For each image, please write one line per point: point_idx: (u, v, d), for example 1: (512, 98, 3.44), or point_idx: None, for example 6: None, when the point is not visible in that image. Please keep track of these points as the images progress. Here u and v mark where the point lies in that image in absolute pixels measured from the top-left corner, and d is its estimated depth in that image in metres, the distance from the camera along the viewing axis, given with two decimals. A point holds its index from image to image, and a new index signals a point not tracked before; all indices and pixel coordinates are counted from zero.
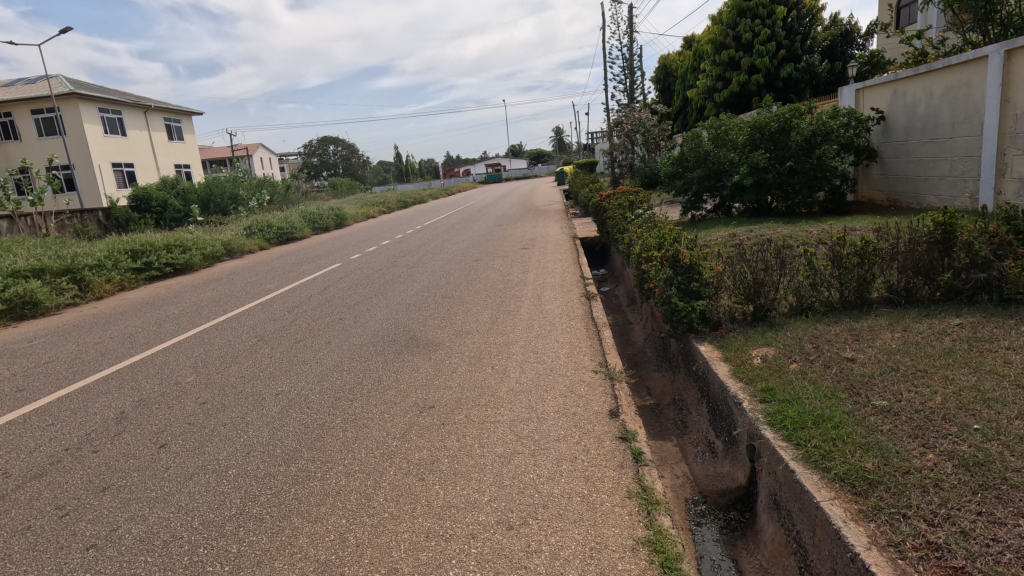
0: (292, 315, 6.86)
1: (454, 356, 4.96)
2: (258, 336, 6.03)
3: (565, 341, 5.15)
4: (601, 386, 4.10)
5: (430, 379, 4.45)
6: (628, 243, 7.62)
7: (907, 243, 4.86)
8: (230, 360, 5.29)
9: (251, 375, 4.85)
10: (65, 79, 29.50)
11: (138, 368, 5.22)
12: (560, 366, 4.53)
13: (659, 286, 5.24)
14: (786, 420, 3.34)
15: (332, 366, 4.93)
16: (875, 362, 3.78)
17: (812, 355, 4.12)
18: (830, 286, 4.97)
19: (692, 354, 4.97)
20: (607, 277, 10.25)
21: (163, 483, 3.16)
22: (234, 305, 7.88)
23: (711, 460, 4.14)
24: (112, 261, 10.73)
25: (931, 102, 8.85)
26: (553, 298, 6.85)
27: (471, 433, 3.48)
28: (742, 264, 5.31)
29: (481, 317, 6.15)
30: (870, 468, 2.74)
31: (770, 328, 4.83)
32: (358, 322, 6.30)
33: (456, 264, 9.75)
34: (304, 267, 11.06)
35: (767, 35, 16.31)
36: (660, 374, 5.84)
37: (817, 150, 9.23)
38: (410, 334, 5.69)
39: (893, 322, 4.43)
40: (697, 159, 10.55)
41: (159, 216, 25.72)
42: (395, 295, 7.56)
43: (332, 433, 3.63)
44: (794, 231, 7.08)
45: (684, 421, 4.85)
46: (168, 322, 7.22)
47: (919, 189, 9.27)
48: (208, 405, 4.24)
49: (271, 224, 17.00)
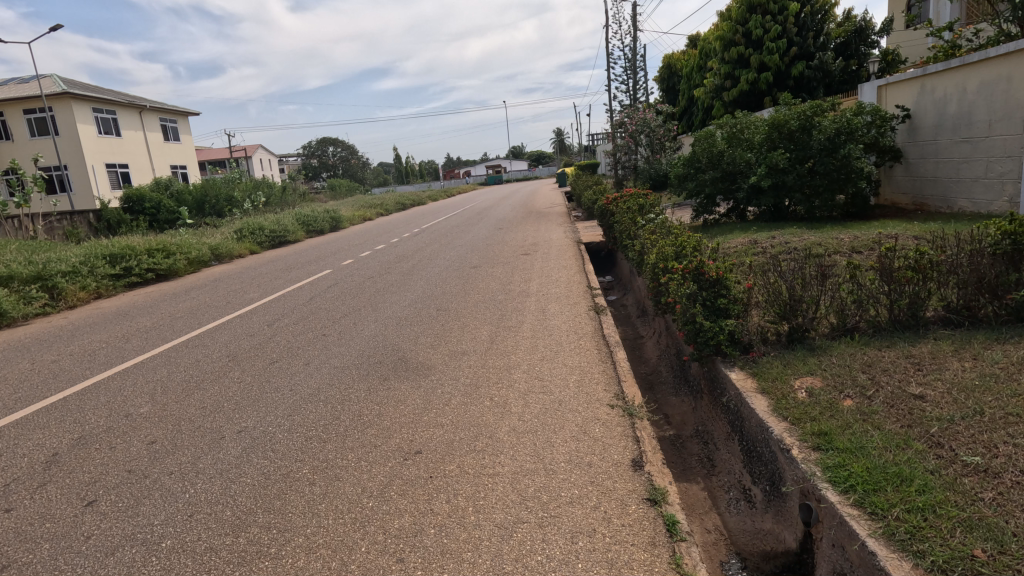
0: (271, 330, 6.22)
1: (447, 383, 4.33)
2: (230, 356, 5.39)
3: (574, 366, 4.52)
4: (620, 426, 3.47)
5: (418, 414, 3.82)
6: (639, 250, 7.00)
7: (969, 254, 4.23)
8: (194, 386, 4.65)
9: (213, 406, 4.21)
10: (58, 79, 28.91)
11: (89, 395, 4.59)
12: (569, 398, 3.90)
13: (681, 303, 4.61)
14: (853, 477, 2.71)
15: (307, 396, 4.30)
16: (951, 402, 3.14)
17: (869, 389, 3.48)
18: (878, 304, 4.36)
19: (720, 381, 4.33)
20: (614, 285, 9.65)
21: (77, 562, 2.51)
22: (210, 317, 7.24)
23: (749, 512, 3.51)
24: (88, 268, 10.12)
25: (963, 99, 8.24)
26: (558, 312, 6.22)
27: (464, 491, 2.86)
28: (774, 278, 4.70)
29: (478, 335, 5.52)
30: (982, 559, 2.12)
31: (812, 352, 4.19)
32: (343, 340, 5.67)
33: (455, 272, 9.13)
34: (292, 274, 10.42)
35: (778, 31, 15.71)
36: (679, 399, 5.21)
37: (842, 150, 8.59)
38: (400, 355, 5.07)
39: (959, 349, 3.80)
40: (711, 160, 9.98)
41: (152, 219, 25.09)
42: (387, 307, 6.94)
43: (295, 489, 2.99)
44: (824, 239, 6.47)
45: (710, 459, 4.24)
46: (137, 337, 6.59)
47: (949, 191, 8.65)
48: (156, 447, 3.59)
49: (264, 227, 16.41)
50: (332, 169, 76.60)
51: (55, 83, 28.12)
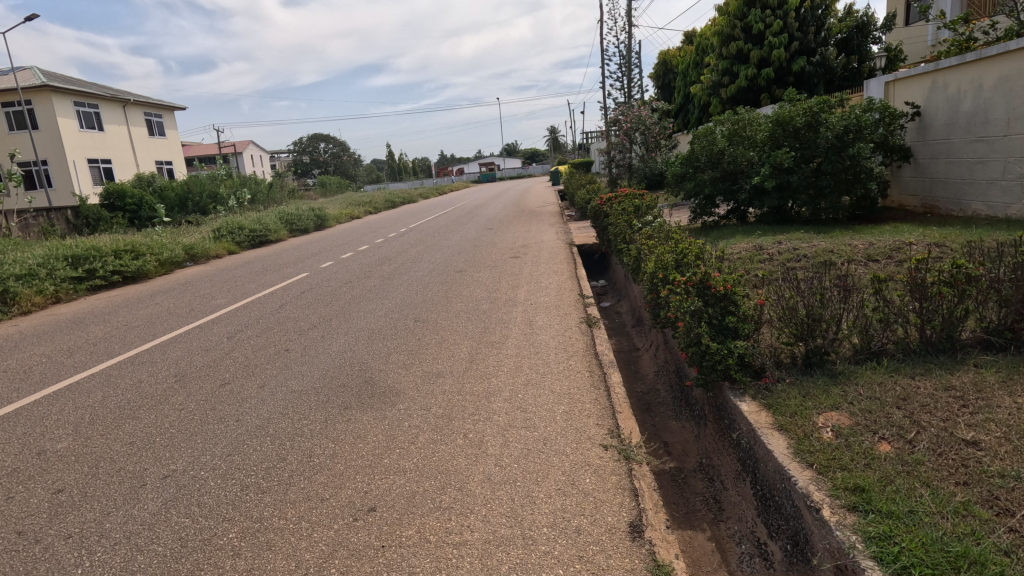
0: (230, 345, 5.63)
1: (416, 414, 3.76)
2: (177, 377, 4.80)
3: (562, 393, 3.96)
4: (615, 475, 2.93)
5: (379, 455, 3.26)
6: (636, 257, 6.45)
7: (1013, 269, 3.71)
8: (126, 415, 4.05)
9: (143, 441, 3.63)
10: (37, 70, 27.89)
11: (5, 425, 3.99)
12: (555, 435, 3.35)
13: (685, 322, 4.06)
14: (905, 555, 2.18)
15: (254, 429, 3.72)
16: (1012, 453, 2.63)
17: (909, 431, 2.94)
18: (907, 323, 3.84)
19: (729, 411, 3.80)
20: (607, 291, 9.15)
21: None
22: (167, 328, 6.61)
23: (765, 573, 2.98)
24: (46, 270, 9.45)
25: (979, 95, 7.75)
26: (546, 325, 5.68)
27: (422, 568, 2.31)
28: (789, 292, 4.17)
29: (457, 353, 4.95)
30: None
31: (834, 379, 3.66)
32: (306, 357, 5.09)
33: (438, 277, 8.55)
34: (267, 277, 9.81)
35: (780, 25, 15.21)
36: (680, 425, 4.68)
37: (851, 148, 8.07)
38: (366, 377, 4.49)
39: (1007, 380, 3.29)
40: (710, 159, 9.42)
41: (134, 216, 24.22)
42: (360, 318, 6.35)
43: (214, 563, 2.42)
44: (836, 245, 5.97)
45: (717, 500, 3.71)
46: (82, 350, 5.96)
47: (962, 193, 8.17)
48: (61, 499, 3.01)
49: (244, 226, 15.75)
50: (324, 166, 75.64)
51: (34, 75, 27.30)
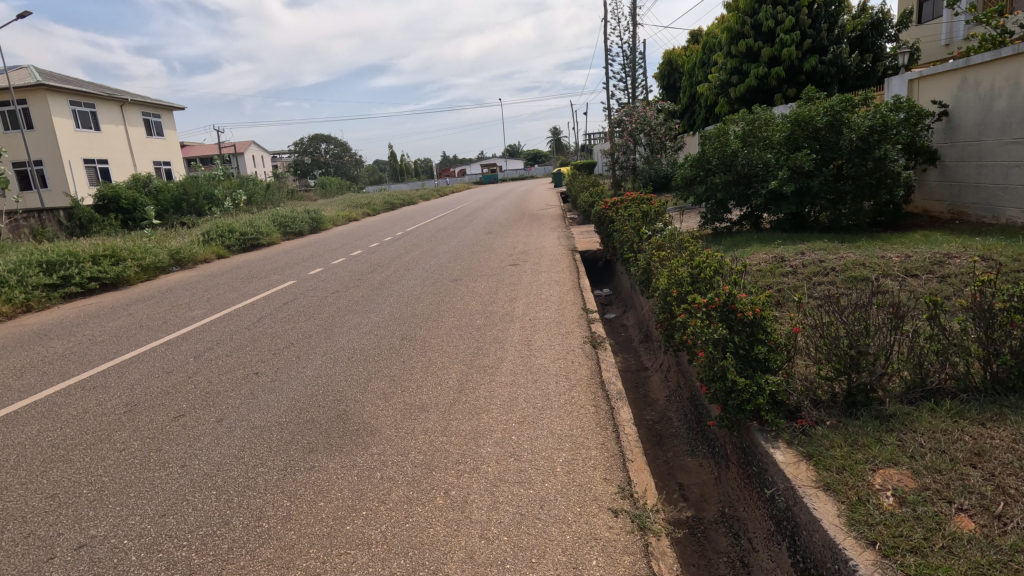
0: (196, 366, 5.08)
1: (392, 462, 3.18)
2: (129, 406, 4.24)
3: (563, 436, 3.39)
4: (628, 555, 2.36)
5: (341, 521, 2.68)
6: (646, 268, 5.87)
7: None
8: (56, 458, 3.49)
9: (65, 495, 3.06)
10: (34, 69, 27.47)
11: None
12: (554, 495, 2.78)
13: (707, 352, 3.48)
14: None
15: (200, 479, 3.15)
16: None
17: (994, 503, 2.38)
18: (969, 358, 3.26)
19: (759, 458, 3.22)
20: (613, 300, 8.57)
21: None
22: (133, 344, 6.07)
23: None
24: (18, 278, 8.93)
25: (1015, 94, 7.14)
26: (547, 345, 5.11)
27: None
28: (827, 317, 3.59)
29: (446, 380, 4.38)
30: None
31: (886, 424, 3.09)
32: (275, 384, 4.52)
33: (431, 287, 7.98)
34: (251, 284, 9.25)
35: (792, 22, 14.66)
36: (696, 464, 4.09)
37: (876, 150, 7.50)
38: (338, 411, 3.91)
39: None
40: (723, 161, 8.82)
41: (128, 216, 23.82)
42: (342, 335, 5.78)
43: None
44: (867, 257, 5.39)
45: (744, 563, 3.10)
46: (34, 370, 5.40)
47: (995, 199, 7.58)
48: None
49: (235, 229, 15.23)
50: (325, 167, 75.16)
51: (30, 74, 26.87)
